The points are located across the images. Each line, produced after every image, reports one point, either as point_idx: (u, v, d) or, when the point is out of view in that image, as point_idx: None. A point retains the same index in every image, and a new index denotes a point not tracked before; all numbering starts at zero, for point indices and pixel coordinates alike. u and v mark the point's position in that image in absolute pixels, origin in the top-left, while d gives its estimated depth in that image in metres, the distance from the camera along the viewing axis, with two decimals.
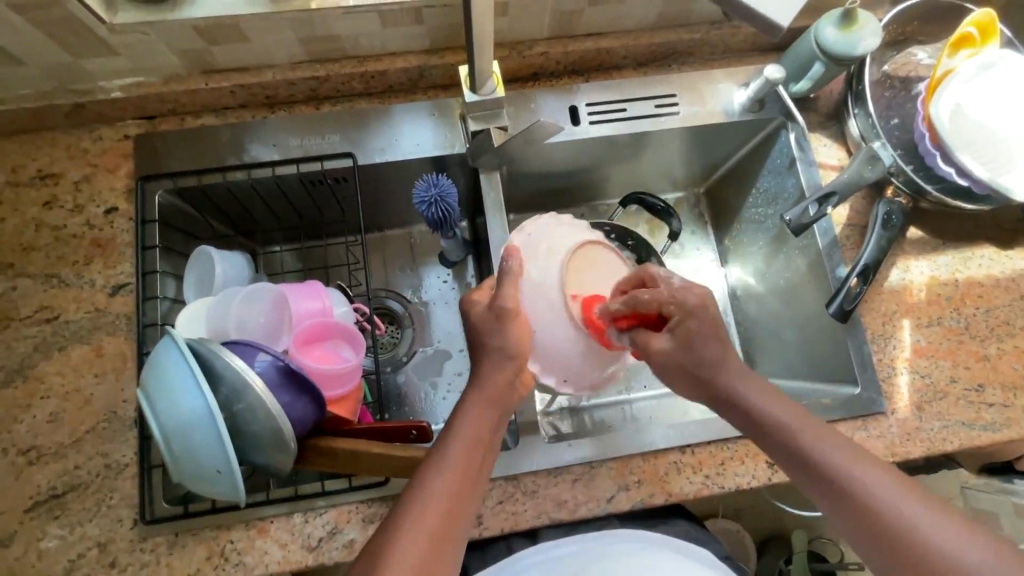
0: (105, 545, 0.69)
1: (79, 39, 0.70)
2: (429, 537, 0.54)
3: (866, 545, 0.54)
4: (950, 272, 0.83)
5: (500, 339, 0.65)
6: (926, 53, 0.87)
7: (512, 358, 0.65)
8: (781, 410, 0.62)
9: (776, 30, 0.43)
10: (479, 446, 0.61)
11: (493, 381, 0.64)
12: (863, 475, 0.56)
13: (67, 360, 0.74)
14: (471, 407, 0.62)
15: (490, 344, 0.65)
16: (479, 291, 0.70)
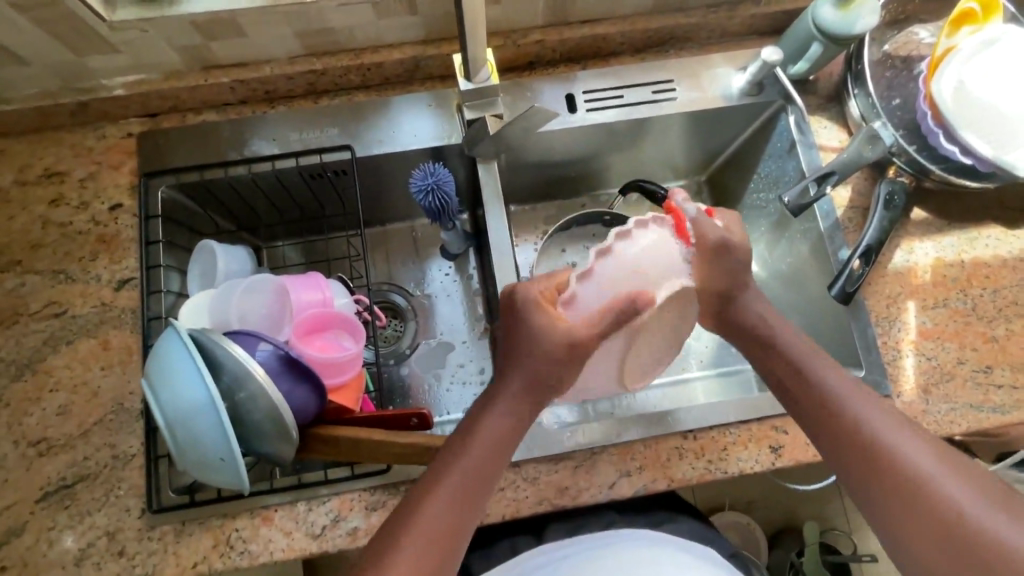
0: (114, 533, 0.71)
1: (81, 38, 0.71)
2: (439, 534, 0.56)
3: (899, 522, 0.54)
4: (956, 253, 0.82)
5: (556, 376, 0.62)
6: (928, 31, 0.86)
7: (547, 388, 0.62)
8: (820, 370, 0.63)
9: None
10: (504, 457, 0.61)
11: (530, 402, 0.62)
12: (906, 445, 0.56)
13: (74, 353, 0.76)
14: (501, 414, 0.61)
15: (543, 378, 0.62)
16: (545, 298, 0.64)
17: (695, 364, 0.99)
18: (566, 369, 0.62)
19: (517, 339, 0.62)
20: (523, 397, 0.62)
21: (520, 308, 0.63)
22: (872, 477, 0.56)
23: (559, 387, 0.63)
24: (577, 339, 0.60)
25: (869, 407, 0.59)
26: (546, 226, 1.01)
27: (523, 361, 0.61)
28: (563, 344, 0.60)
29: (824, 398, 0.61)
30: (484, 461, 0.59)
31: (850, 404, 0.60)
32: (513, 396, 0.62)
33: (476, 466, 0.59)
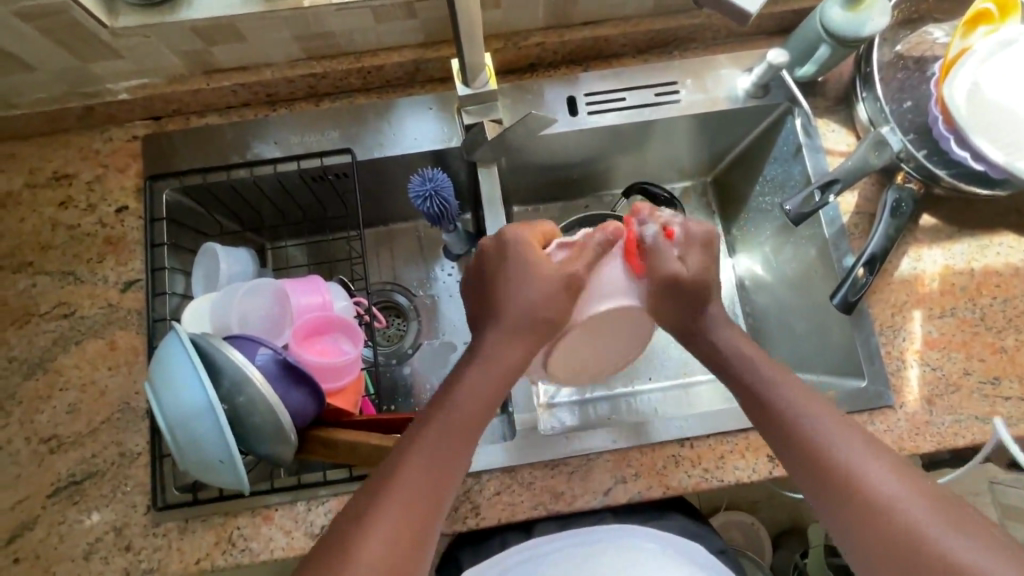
0: (121, 529, 0.73)
1: (84, 44, 0.72)
2: (407, 526, 0.55)
3: (855, 525, 0.55)
4: (966, 260, 0.80)
5: (548, 310, 0.65)
6: (943, 31, 0.83)
7: (539, 325, 0.65)
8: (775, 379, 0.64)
9: (745, 17, 0.44)
10: (470, 435, 0.61)
11: (507, 355, 0.65)
12: (886, 476, 0.56)
13: (83, 353, 0.78)
14: (482, 385, 0.63)
15: (538, 314, 0.65)
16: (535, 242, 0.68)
17: (700, 367, 0.98)
18: (564, 303, 0.66)
19: (510, 269, 0.66)
20: (518, 334, 0.65)
21: (513, 244, 0.67)
22: (853, 506, 0.55)
23: (553, 322, 0.66)
24: (573, 270, 0.66)
25: (848, 436, 0.59)
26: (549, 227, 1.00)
27: (519, 289, 0.66)
28: (559, 271, 0.65)
29: (786, 408, 0.62)
30: (445, 450, 0.59)
31: (829, 436, 0.59)
32: (504, 345, 0.65)
33: (437, 455, 0.59)
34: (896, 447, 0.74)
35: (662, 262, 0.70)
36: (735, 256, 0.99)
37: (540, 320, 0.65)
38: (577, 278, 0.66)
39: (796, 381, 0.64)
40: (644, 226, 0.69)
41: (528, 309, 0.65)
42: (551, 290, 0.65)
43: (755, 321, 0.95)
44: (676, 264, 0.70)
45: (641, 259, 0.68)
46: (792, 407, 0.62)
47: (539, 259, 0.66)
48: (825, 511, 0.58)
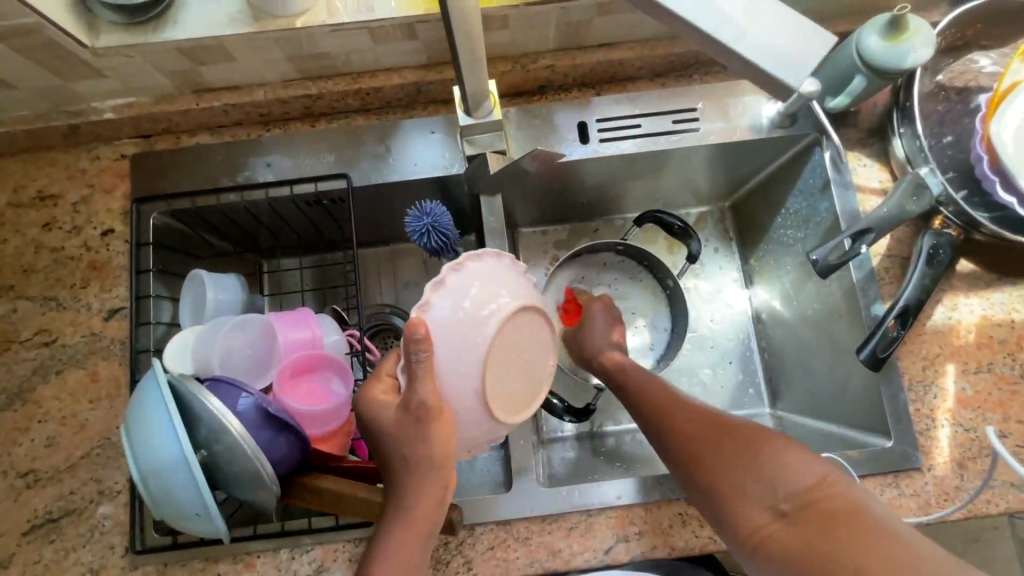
0: (97, 571, 0.70)
1: (64, 64, 0.68)
2: None
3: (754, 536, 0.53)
4: (1007, 311, 0.73)
5: (420, 450, 0.52)
6: (989, 59, 0.76)
7: (425, 470, 0.53)
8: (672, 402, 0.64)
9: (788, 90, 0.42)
10: (428, 543, 0.53)
11: (423, 494, 0.52)
12: (742, 448, 0.57)
13: (63, 384, 0.74)
14: (401, 517, 0.52)
15: (412, 460, 0.52)
16: (383, 390, 0.56)
17: None
18: (424, 437, 0.52)
19: (370, 433, 0.55)
20: (404, 487, 0.53)
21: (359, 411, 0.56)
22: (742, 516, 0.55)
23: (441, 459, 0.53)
24: (408, 399, 0.53)
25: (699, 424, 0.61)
26: (556, 251, 0.95)
27: (388, 450, 0.53)
28: (398, 407, 0.53)
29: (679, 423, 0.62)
30: (406, 550, 0.51)
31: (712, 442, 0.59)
32: (400, 488, 0.53)
33: (398, 557, 0.51)
34: (922, 513, 0.68)
35: (479, 295, 0.59)
36: (753, 288, 0.93)
37: (415, 457, 0.52)
38: (427, 402, 0.53)
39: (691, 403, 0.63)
40: (438, 284, 0.59)
41: (402, 461, 0.53)
42: (409, 430, 0.53)
43: (771, 359, 0.90)
44: (484, 290, 0.60)
45: (454, 320, 0.58)
46: (650, 400, 0.66)
47: (384, 412, 0.54)
48: (700, 500, 0.58)
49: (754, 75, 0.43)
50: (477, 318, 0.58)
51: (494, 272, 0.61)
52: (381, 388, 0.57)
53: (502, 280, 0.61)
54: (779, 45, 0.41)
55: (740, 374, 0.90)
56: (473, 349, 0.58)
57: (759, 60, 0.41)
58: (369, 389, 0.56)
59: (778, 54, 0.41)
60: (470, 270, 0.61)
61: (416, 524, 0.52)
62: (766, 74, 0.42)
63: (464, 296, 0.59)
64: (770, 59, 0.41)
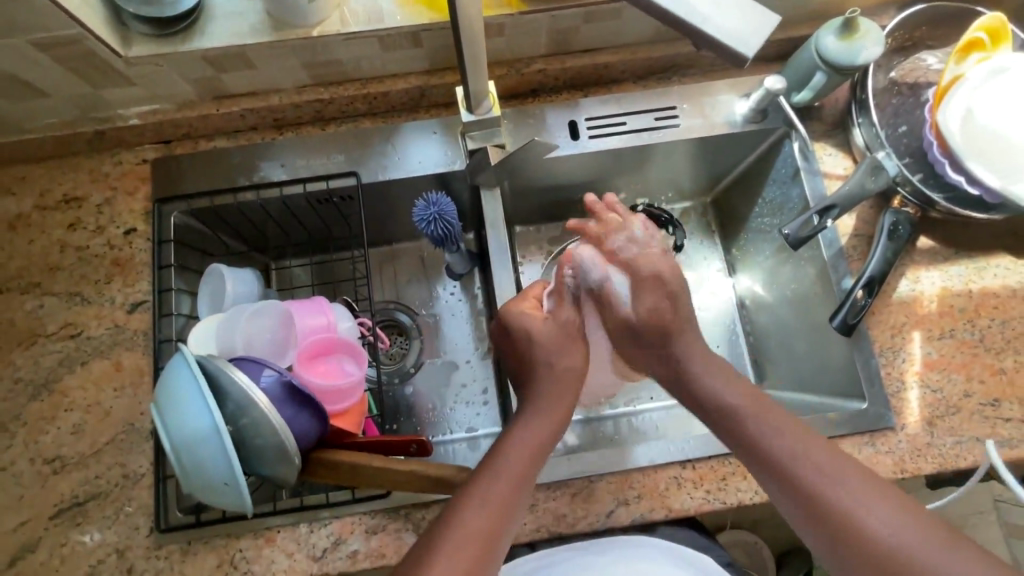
0: (123, 551, 0.73)
1: (97, 72, 0.74)
2: (468, 548, 0.55)
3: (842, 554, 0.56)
4: (964, 282, 0.81)
5: (565, 360, 0.71)
6: (936, 57, 0.85)
7: (564, 379, 0.70)
8: (754, 424, 0.64)
9: (742, 61, 0.42)
10: (529, 482, 0.62)
11: (555, 400, 0.69)
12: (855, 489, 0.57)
13: (89, 374, 0.78)
14: (526, 436, 0.65)
15: (557, 364, 0.71)
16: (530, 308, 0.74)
17: None
18: (567, 351, 0.72)
19: (519, 339, 0.72)
20: (544, 395, 0.69)
21: (510, 316, 0.73)
22: (838, 540, 0.56)
23: (577, 370, 0.71)
24: (556, 316, 0.74)
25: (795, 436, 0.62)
26: (551, 246, 1.01)
27: (537, 363, 0.71)
28: (549, 322, 0.73)
29: (770, 447, 0.62)
30: (504, 490, 0.59)
31: (814, 471, 0.59)
32: (538, 402, 0.68)
33: (498, 495, 0.59)
34: (898, 469, 0.74)
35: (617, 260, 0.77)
36: (736, 276, 0.99)
37: (557, 371, 0.71)
38: (568, 323, 0.74)
39: (787, 422, 0.63)
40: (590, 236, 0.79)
41: (547, 368, 0.70)
42: (557, 342, 0.72)
43: (755, 340, 0.96)
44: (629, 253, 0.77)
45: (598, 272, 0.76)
46: (742, 419, 0.65)
47: (535, 321, 0.73)
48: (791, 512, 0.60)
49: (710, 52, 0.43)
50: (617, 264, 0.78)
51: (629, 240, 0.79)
52: (527, 305, 0.75)
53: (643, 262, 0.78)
54: (734, 21, 0.42)
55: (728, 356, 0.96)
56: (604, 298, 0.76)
57: (717, 39, 0.42)
58: (516, 302, 0.74)
59: (733, 30, 0.42)
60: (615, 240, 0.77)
61: (508, 476, 0.61)
62: (722, 47, 0.42)
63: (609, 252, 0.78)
64: (731, 38, 0.42)
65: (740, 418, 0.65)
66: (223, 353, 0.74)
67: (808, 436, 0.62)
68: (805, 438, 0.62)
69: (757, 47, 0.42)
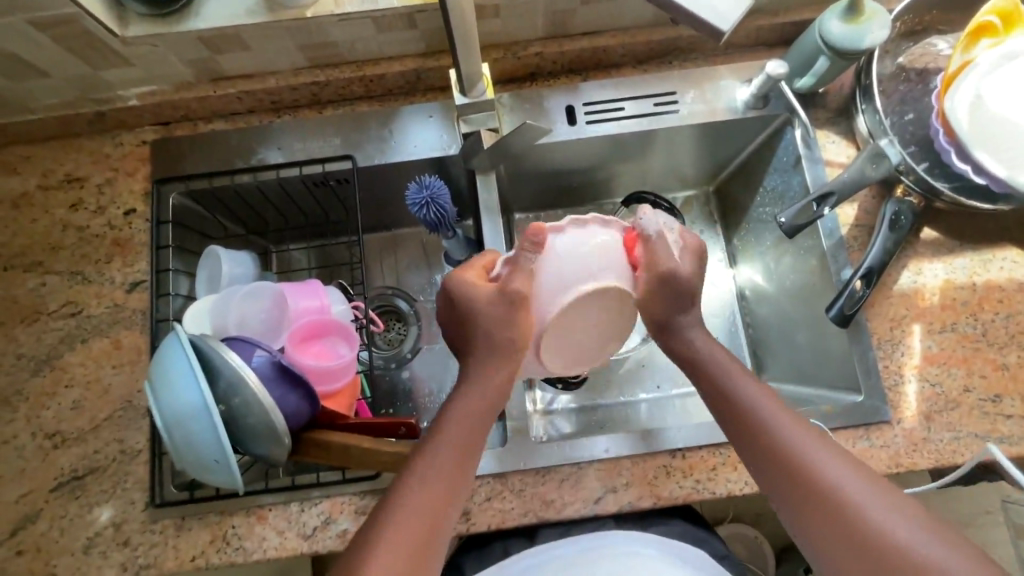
0: (120, 524, 0.75)
1: (95, 52, 0.74)
2: (424, 519, 0.56)
3: (825, 537, 0.55)
4: (968, 275, 0.79)
5: (500, 331, 0.64)
6: (947, 42, 0.82)
7: (506, 351, 0.64)
8: (745, 393, 0.63)
9: (719, 35, 0.42)
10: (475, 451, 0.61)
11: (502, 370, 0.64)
12: (835, 469, 0.57)
13: (88, 351, 0.80)
14: (464, 403, 0.63)
15: (496, 338, 0.64)
16: (473, 271, 0.67)
17: None
18: (507, 323, 0.64)
19: (459, 309, 0.65)
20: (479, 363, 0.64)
21: (457, 289, 0.66)
22: (825, 518, 0.55)
23: (520, 346, 0.65)
24: (507, 283, 0.63)
25: (802, 433, 0.60)
26: None
27: (477, 330, 0.64)
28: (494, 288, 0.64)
29: (757, 417, 0.62)
30: (449, 462, 0.59)
31: (800, 446, 0.59)
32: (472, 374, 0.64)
33: (448, 456, 0.60)
34: (893, 463, 0.73)
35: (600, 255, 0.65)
36: (737, 267, 0.98)
37: (500, 343, 0.64)
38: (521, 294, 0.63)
39: (774, 397, 0.63)
40: (557, 228, 0.65)
41: (483, 337, 0.64)
42: (494, 309, 0.64)
43: (754, 331, 0.95)
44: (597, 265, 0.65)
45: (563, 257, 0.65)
46: (732, 390, 0.64)
47: (480, 291, 0.65)
48: (776, 495, 0.59)
49: (692, 26, 0.43)
50: (579, 276, 0.65)
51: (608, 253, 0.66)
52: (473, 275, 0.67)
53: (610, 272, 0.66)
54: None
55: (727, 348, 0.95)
56: (562, 284, 0.65)
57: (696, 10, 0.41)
58: (460, 268, 0.68)
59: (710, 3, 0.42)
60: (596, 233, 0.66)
61: (452, 452, 0.60)
62: (698, 19, 0.42)
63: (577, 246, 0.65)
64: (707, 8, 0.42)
65: (729, 386, 0.64)
66: (218, 332, 0.75)
67: (790, 410, 0.62)
68: (789, 412, 0.62)
69: (734, 23, 0.42)
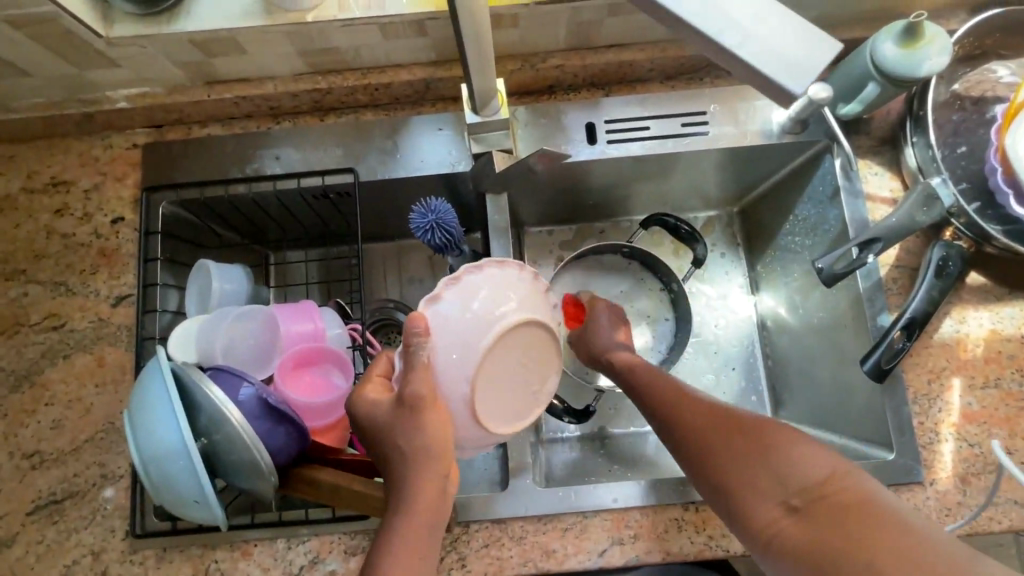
0: (98, 553, 0.71)
1: (79, 52, 0.69)
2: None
3: (756, 513, 0.53)
4: (1016, 326, 0.72)
5: (412, 441, 0.52)
6: (1008, 69, 0.75)
7: (430, 457, 0.51)
8: (663, 388, 0.65)
9: (790, 98, 0.38)
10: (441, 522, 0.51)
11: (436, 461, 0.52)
12: (751, 440, 0.55)
13: (70, 367, 0.76)
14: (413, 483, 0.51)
15: (409, 449, 0.52)
16: (372, 387, 0.57)
17: None
18: (418, 426, 0.52)
19: (365, 432, 0.55)
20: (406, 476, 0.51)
21: (364, 417, 0.54)
22: (744, 491, 0.54)
23: (445, 444, 0.53)
24: (402, 390, 0.54)
25: (707, 414, 0.59)
26: (562, 251, 0.95)
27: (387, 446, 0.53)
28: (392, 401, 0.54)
29: (670, 407, 0.62)
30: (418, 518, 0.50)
31: (706, 423, 0.58)
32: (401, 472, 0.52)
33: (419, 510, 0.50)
34: None
35: (489, 297, 0.60)
36: (758, 294, 0.91)
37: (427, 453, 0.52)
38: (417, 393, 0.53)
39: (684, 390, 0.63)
40: (432, 299, 0.60)
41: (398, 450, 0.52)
42: (401, 420, 0.53)
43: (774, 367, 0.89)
44: (492, 304, 0.60)
45: (453, 319, 0.59)
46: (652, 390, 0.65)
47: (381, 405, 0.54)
48: (710, 493, 0.57)
49: (758, 83, 0.39)
50: (480, 326, 0.59)
51: (501, 291, 0.61)
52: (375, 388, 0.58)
53: (518, 303, 0.61)
54: (786, 52, 0.37)
55: (743, 380, 0.89)
56: (465, 345, 0.59)
57: (763, 67, 0.37)
58: (358, 388, 0.57)
59: (783, 62, 0.37)
60: (484, 276, 0.61)
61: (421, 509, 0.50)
62: (764, 77, 0.38)
63: (465, 301, 0.60)
64: (777, 64, 0.37)
65: (652, 387, 0.66)
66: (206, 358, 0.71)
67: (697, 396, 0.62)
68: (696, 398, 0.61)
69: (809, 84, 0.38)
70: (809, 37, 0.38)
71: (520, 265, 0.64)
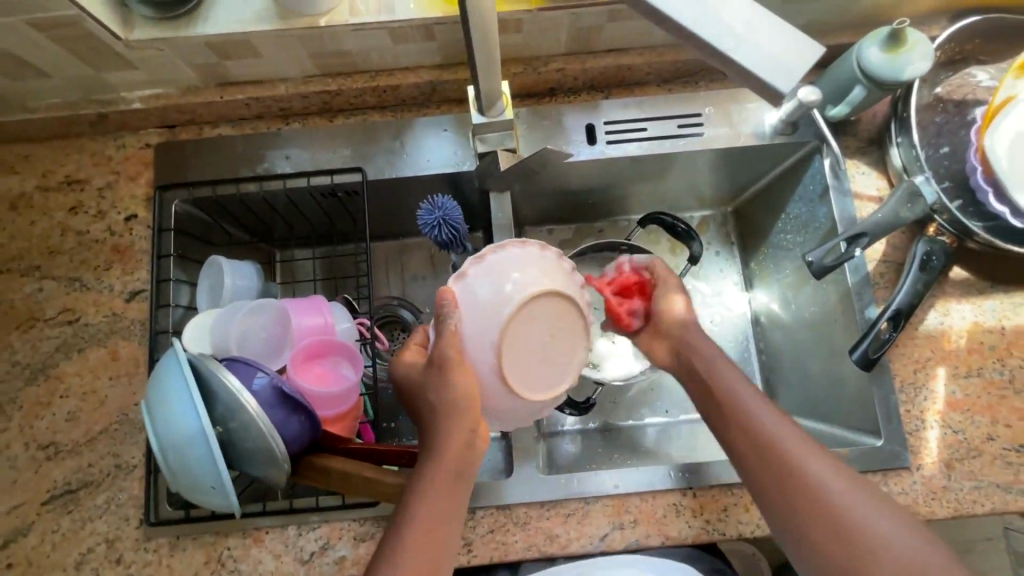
0: (112, 541, 0.73)
1: (98, 54, 0.71)
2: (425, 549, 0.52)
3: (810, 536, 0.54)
4: (997, 318, 0.76)
5: (441, 396, 0.58)
6: (987, 74, 0.79)
7: (456, 411, 0.57)
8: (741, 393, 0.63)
9: (781, 98, 0.41)
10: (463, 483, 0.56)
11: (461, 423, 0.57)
12: (831, 477, 0.55)
13: (85, 361, 0.78)
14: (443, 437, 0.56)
15: (438, 403, 0.58)
16: (409, 354, 0.64)
17: None
18: (446, 385, 0.58)
19: (405, 394, 0.61)
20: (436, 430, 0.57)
21: (400, 382, 0.61)
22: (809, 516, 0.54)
23: (470, 399, 0.58)
24: (433, 352, 0.60)
25: (790, 434, 0.59)
26: (562, 249, 0.98)
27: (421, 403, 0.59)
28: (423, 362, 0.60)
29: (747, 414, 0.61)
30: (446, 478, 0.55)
31: (784, 443, 0.58)
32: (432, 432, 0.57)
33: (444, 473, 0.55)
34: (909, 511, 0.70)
35: (515, 272, 0.64)
36: (752, 291, 0.95)
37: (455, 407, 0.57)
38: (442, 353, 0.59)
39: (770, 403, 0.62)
40: (461, 275, 0.64)
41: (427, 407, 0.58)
42: (432, 379, 0.59)
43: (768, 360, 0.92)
44: (517, 277, 0.64)
45: (479, 292, 0.63)
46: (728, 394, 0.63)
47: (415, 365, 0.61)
48: (761, 495, 0.58)
49: (753, 85, 0.42)
50: (504, 297, 0.62)
51: (524, 268, 0.64)
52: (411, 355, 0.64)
53: (540, 278, 0.64)
54: (777, 57, 0.41)
55: None
56: (490, 313, 0.62)
57: (757, 71, 0.41)
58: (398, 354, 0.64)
59: (775, 65, 0.41)
60: (510, 253, 0.65)
61: (449, 465, 0.55)
62: (756, 79, 0.41)
63: (491, 276, 0.64)
64: (769, 68, 0.41)
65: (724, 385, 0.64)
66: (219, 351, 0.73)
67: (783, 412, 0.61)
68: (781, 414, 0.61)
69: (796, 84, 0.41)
70: (796, 41, 0.42)
71: (543, 245, 0.67)
